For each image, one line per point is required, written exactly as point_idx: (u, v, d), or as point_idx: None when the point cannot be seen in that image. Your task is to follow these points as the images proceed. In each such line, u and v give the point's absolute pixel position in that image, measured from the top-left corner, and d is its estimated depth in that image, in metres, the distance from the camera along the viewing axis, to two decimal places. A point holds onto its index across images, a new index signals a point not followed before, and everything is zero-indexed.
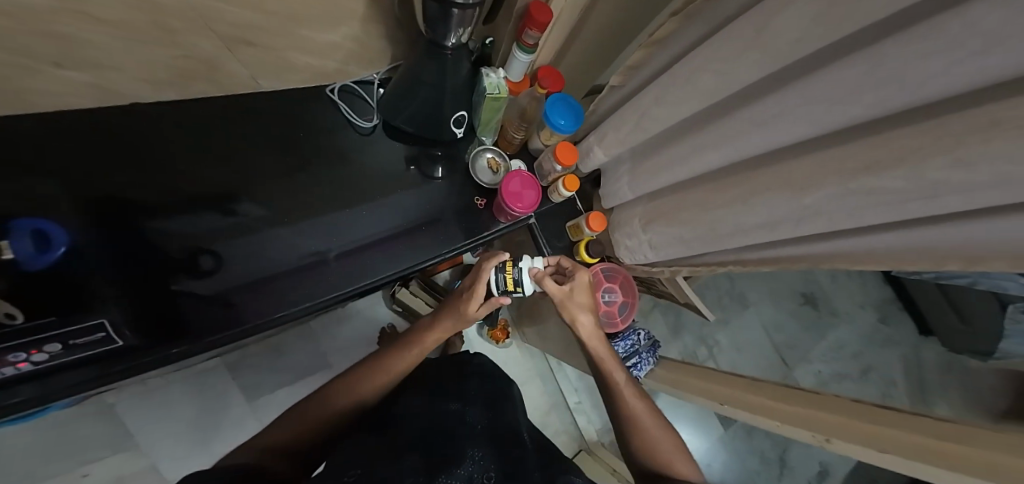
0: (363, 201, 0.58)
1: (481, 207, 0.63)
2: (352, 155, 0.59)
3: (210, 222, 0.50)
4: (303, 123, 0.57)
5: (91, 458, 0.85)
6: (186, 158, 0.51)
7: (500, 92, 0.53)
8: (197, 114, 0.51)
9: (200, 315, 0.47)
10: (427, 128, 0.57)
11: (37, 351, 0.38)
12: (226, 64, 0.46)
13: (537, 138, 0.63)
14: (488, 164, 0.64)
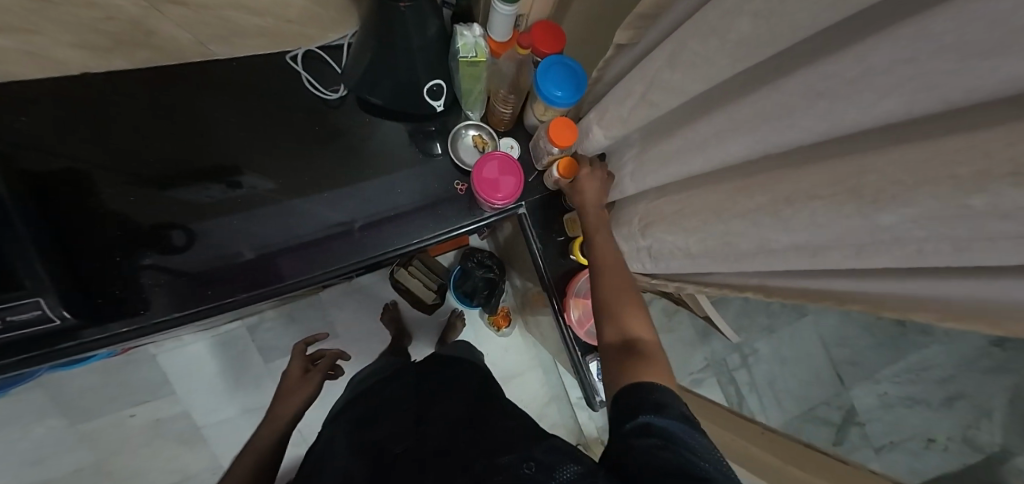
0: (374, 173, 0.54)
1: (462, 192, 0.56)
2: (350, 128, 0.54)
3: (212, 194, 0.50)
4: (271, 97, 0.53)
5: (134, 401, 0.94)
6: (181, 129, 0.50)
7: (477, 55, 0.46)
8: (189, 81, 0.51)
9: (172, 289, 0.47)
10: (400, 97, 0.51)
11: None
12: (160, 26, 0.41)
13: (530, 113, 0.54)
14: (473, 142, 0.57)
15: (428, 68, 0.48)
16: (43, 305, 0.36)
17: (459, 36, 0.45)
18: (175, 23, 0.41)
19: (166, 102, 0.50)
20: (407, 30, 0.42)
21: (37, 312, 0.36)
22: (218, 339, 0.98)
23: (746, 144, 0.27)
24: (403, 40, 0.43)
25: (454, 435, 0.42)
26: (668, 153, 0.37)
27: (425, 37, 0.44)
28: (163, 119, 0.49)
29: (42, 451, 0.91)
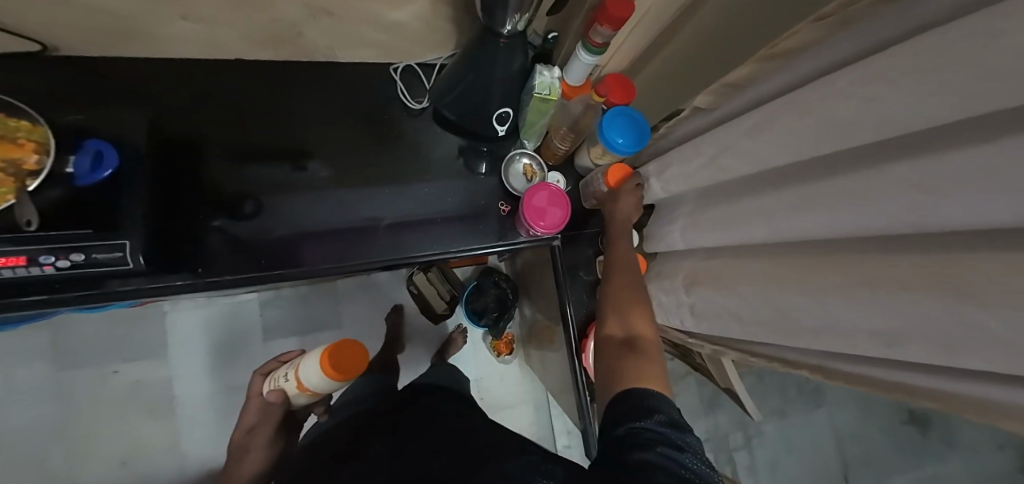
0: (422, 180, 0.57)
1: (504, 213, 0.58)
2: (415, 137, 0.58)
3: (277, 174, 0.52)
4: (355, 97, 0.57)
5: (127, 358, 0.94)
6: (273, 109, 0.54)
7: (550, 93, 0.50)
8: (289, 71, 0.55)
9: (220, 254, 0.48)
10: (471, 117, 0.55)
11: (62, 258, 0.37)
12: (307, 31, 0.46)
13: (585, 154, 0.58)
14: (523, 170, 0.60)
15: (505, 99, 0.51)
16: (126, 248, 0.40)
17: (538, 75, 0.49)
18: (312, 27, 0.46)
19: (265, 84, 0.54)
20: (495, 62, 0.45)
21: (116, 251, 0.39)
22: (229, 310, 1.00)
23: (826, 223, 0.28)
24: (489, 71, 0.47)
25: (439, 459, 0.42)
26: (731, 219, 0.39)
27: (513, 73, 0.48)
28: (258, 98, 0.53)
29: (24, 395, 0.88)
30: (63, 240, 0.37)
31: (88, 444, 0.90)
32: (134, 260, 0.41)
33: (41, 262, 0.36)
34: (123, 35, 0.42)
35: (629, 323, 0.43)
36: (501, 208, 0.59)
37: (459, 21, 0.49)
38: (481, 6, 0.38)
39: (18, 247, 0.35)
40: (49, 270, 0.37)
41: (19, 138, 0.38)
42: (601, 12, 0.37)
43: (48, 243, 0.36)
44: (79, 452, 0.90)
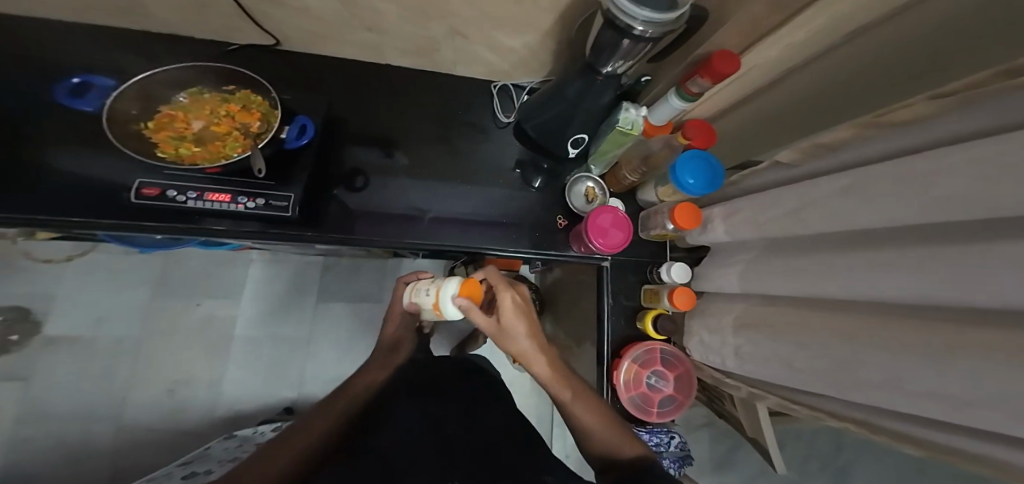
0: (481, 183, 0.62)
1: (561, 227, 0.62)
2: (484, 144, 0.64)
3: (368, 158, 0.59)
4: (454, 104, 0.65)
5: (207, 294, 1.09)
6: (381, 105, 0.62)
7: (632, 128, 0.53)
8: (404, 77, 0.64)
9: (338, 215, 0.55)
10: (547, 139, 0.59)
11: (250, 199, 0.49)
12: (441, 47, 0.57)
13: (650, 189, 0.61)
14: (585, 192, 0.63)
15: (584, 127, 0.56)
16: (292, 199, 0.50)
17: (624, 110, 0.52)
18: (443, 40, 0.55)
19: (381, 85, 0.63)
20: (587, 95, 0.51)
21: (280, 202, 0.49)
22: (292, 271, 1.13)
23: (884, 279, 0.31)
24: (579, 101, 0.52)
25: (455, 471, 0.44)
26: (791, 266, 0.42)
27: (602, 106, 0.53)
28: (372, 94, 0.62)
29: (115, 309, 1.03)
30: (253, 187, 0.49)
31: (154, 362, 1.03)
32: (290, 211, 0.50)
33: (238, 200, 0.48)
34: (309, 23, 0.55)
35: (599, 438, 0.48)
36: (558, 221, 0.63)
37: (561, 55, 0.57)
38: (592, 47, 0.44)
39: (227, 189, 0.48)
40: (241, 208, 0.48)
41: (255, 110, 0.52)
42: (706, 66, 0.42)
43: (246, 188, 0.49)
44: (144, 370, 1.03)
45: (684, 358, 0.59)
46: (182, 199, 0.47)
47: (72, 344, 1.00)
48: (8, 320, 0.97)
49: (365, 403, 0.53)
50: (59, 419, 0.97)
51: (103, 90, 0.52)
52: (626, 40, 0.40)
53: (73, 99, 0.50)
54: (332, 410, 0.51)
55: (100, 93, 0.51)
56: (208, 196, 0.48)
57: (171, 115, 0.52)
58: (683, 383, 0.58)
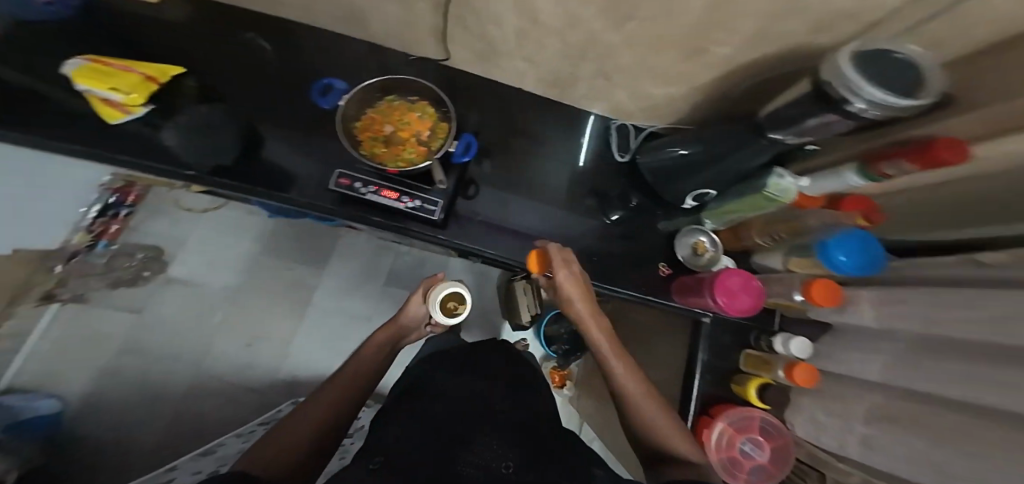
0: (554, 205, 0.71)
1: (665, 274, 0.68)
2: (567, 169, 0.73)
3: (472, 170, 0.70)
4: (566, 132, 0.73)
5: (298, 260, 1.27)
6: (496, 127, 0.72)
7: (781, 197, 0.48)
8: (524, 102, 0.73)
9: (459, 220, 0.66)
10: (663, 182, 0.63)
11: (409, 200, 0.60)
12: (581, 88, 0.64)
13: (779, 256, 0.62)
14: (696, 243, 0.67)
15: (715, 180, 0.55)
16: (439, 204, 0.61)
17: (776, 177, 0.47)
18: (588, 84, 0.61)
19: (505, 105, 0.73)
20: (737, 150, 0.48)
21: (434, 208, 0.61)
22: (373, 249, 1.31)
23: (1006, 393, 0.32)
24: (724, 154, 0.50)
25: (520, 445, 0.47)
26: (926, 361, 0.42)
27: (748, 165, 0.49)
28: (495, 114, 0.72)
29: (229, 260, 1.22)
30: (409, 187, 0.61)
31: (245, 313, 1.21)
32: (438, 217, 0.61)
33: (401, 199, 0.60)
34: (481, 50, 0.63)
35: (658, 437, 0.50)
36: (660, 268, 0.69)
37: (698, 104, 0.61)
38: (780, 107, 0.40)
39: (394, 186, 0.60)
40: (402, 204, 0.60)
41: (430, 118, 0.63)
42: (915, 152, 0.34)
43: (405, 187, 0.61)
44: (236, 315, 1.20)
45: (783, 433, 0.65)
46: (361, 190, 0.59)
47: (190, 286, 1.18)
48: (146, 257, 1.16)
49: (365, 385, 0.68)
50: (167, 348, 1.15)
51: (339, 92, 0.64)
52: (812, 118, 0.37)
53: (322, 100, 0.64)
54: (338, 387, 0.65)
55: (337, 94, 0.64)
56: (381, 192, 0.60)
57: (371, 117, 0.62)
58: (779, 455, 0.65)
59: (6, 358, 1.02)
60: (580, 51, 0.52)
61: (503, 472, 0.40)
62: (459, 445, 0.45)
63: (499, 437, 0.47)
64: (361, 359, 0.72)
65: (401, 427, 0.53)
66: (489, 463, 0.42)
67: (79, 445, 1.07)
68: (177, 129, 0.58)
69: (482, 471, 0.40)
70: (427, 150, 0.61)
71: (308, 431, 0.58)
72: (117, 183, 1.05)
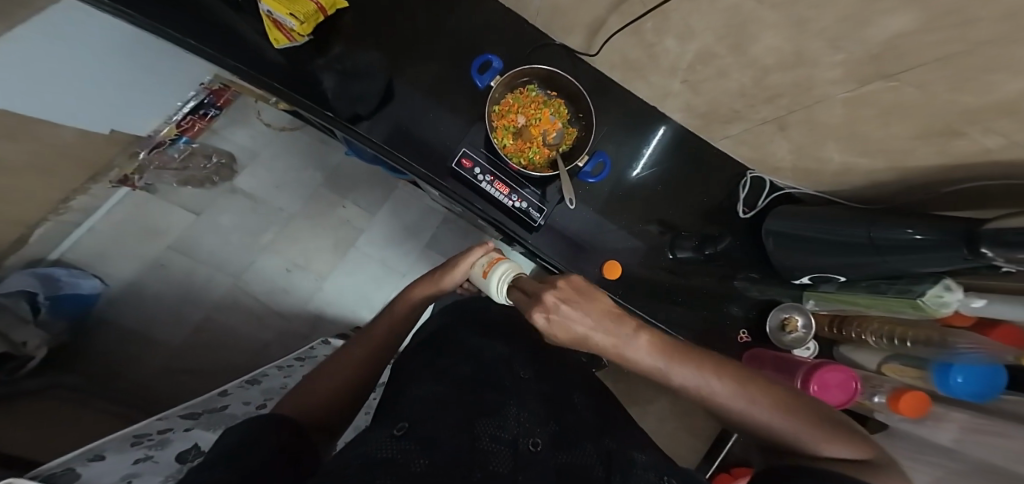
0: (623, 236, 0.88)
1: (743, 339, 0.89)
2: (663, 208, 0.90)
3: (588, 200, 0.87)
4: (688, 180, 0.90)
5: (352, 200, 1.26)
6: (615, 149, 0.88)
7: (936, 305, 0.57)
8: (661, 147, 0.89)
9: (549, 231, 0.85)
10: (818, 244, 0.70)
11: (514, 198, 0.77)
12: (766, 108, 0.65)
13: (875, 352, 0.76)
14: (788, 323, 0.82)
15: (870, 274, 0.65)
16: (536, 206, 0.79)
17: (939, 289, 0.56)
18: (796, 112, 0.62)
19: (645, 145, 0.89)
20: (899, 254, 0.56)
21: (536, 214, 0.79)
22: (419, 210, 1.30)
23: None
24: (886, 257, 0.58)
25: (545, 422, 0.45)
26: None
27: (927, 260, 0.53)
28: (634, 148, 0.89)
29: (295, 185, 1.23)
30: (512, 181, 0.78)
31: (293, 238, 1.22)
32: (537, 222, 0.80)
33: (509, 196, 0.77)
34: (683, 63, 0.67)
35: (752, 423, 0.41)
36: (740, 334, 0.89)
37: (878, 178, 0.63)
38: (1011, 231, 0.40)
39: (508, 182, 0.77)
40: (512, 201, 0.77)
41: (555, 119, 0.77)
42: None
43: (511, 182, 0.77)
44: (286, 239, 1.22)
45: None
46: (478, 178, 0.76)
47: (251, 201, 1.20)
48: (220, 162, 1.18)
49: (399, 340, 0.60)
50: (218, 256, 1.18)
51: (494, 70, 0.76)
52: None
53: (478, 76, 0.77)
54: (371, 343, 0.57)
55: (491, 73, 0.76)
56: (494, 183, 0.77)
57: (510, 103, 0.76)
58: None
59: (68, 227, 1.04)
60: (811, 77, 0.53)
61: (531, 451, 0.38)
62: (484, 413, 0.41)
63: (524, 410, 0.44)
64: (390, 315, 0.61)
65: (421, 387, 0.48)
66: (516, 437, 0.39)
67: (111, 327, 1.10)
68: (336, 74, 0.74)
69: (509, 448, 0.37)
70: (550, 155, 0.78)
71: (334, 387, 0.52)
72: (215, 84, 1.10)
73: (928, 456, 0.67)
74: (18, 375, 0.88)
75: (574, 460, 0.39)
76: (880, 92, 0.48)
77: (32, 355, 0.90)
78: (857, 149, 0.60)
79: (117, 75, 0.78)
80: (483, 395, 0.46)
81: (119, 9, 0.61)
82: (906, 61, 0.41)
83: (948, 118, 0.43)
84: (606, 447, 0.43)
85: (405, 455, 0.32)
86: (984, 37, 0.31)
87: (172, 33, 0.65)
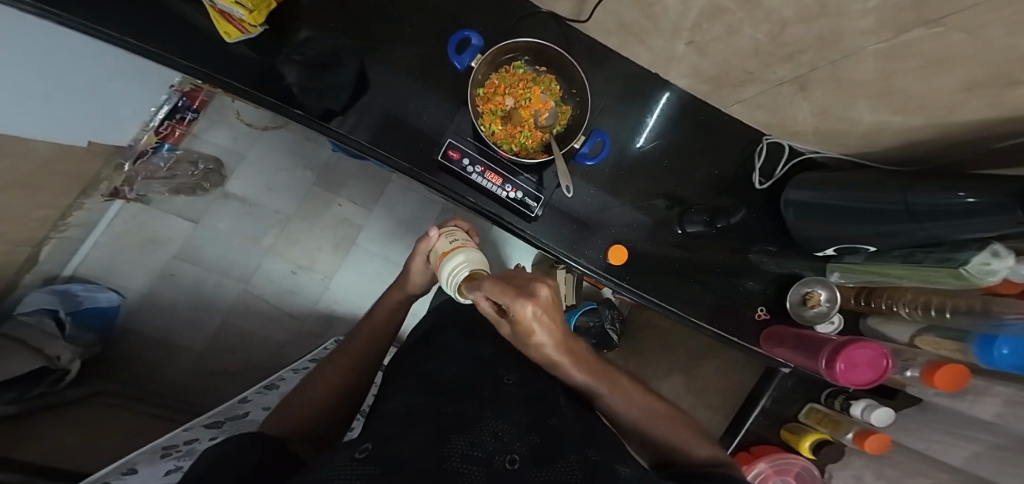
0: (631, 217, 0.83)
1: (759, 316, 0.85)
2: (672, 183, 0.84)
3: (587, 182, 0.81)
4: (699, 151, 0.83)
5: (348, 197, 1.23)
6: (617, 122, 0.82)
7: (979, 273, 0.51)
8: (667, 117, 0.82)
9: (551, 218, 0.80)
10: (846, 213, 0.63)
11: (511, 189, 0.73)
12: (784, 66, 0.58)
13: (906, 325, 0.72)
14: (807, 295, 0.77)
15: (904, 242, 0.59)
16: (534, 195, 0.75)
17: (982, 257, 0.50)
18: (819, 67, 0.55)
19: (650, 117, 0.82)
20: (941, 221, 0.50)
21: (533, 203, 0.75)
22: (418, 200, 1.26)
23: None
24: (923, 223, 0.52)
25: (526, 436, 0.39)
26: None
27: (975, 225, 0.46)
28: (638, 121, 0.82)
29: (288, 185, 1.21)
30: (506, 171, 0.73)
31: (294, 238, 1.21)
32: (534, 212, 0.76)
33: (503, 189, 0.73)
34: (687, 22, 0.60)
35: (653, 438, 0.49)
36: (757, 312, 0.85)
37: (914, 137, 0.57)
38: None
39: (501, 173, 0.73)
40: (506, 194, 0.73)
41: (543, 98, 0.70)
42: None
43: (504, 173, 0.73)
44: (288, 240, 1.21)
45: (790, 464, 0.82)
46: (469, 170, 0.72)
47: (245, 204, 1.18)
48: (207, 168, 1.14)
49: (381, 352, 0.60)
50: (223, 261, 1.18)
51: (474, 48, 0.70)
52: None
53: (458, 56, 0.71)
54: (355, 351, 0.57)
55: (472, 52, 0.71)
56: (486, 174, 0.72)
57: (496, 85, 0.70)
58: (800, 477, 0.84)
59: (72, 244, 1.03)
60: (836, 27, 0.46)
61: (508, 468, 0.33)
62: (461, 430, 0.37)
63: (503, 423, 0.40)
64: (371, 324, 0.61)
65: (408, 396, 0.45)
66: (490, 454, 0.34)
67: (130, 337, 1.10)
68: (301, 67, 0.68)
69: (482, 466, 0.32)
70: (544, 138, 0.72)
71: (323, 399, 0.51)
72: (186, 85, 1.04)
73: (964, 434, 0.63)
74: (59, 387, 0.89)
75: (557, 476, 0.33)
76: (920, 42, 0.41)
77: (66, 369, 0.91)
78: (891, 106, 0.53)
79: (71, 80, 0.73)
80: (462, 406, 0.42)
81: (44, 10, 0.55)
82: (956, 1, 0.34)
83: (1002, 69, 0.37)
84: (593, 459, 0.37)
85: (367, 480, 0.27)
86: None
87: (106, 32, 0.59)
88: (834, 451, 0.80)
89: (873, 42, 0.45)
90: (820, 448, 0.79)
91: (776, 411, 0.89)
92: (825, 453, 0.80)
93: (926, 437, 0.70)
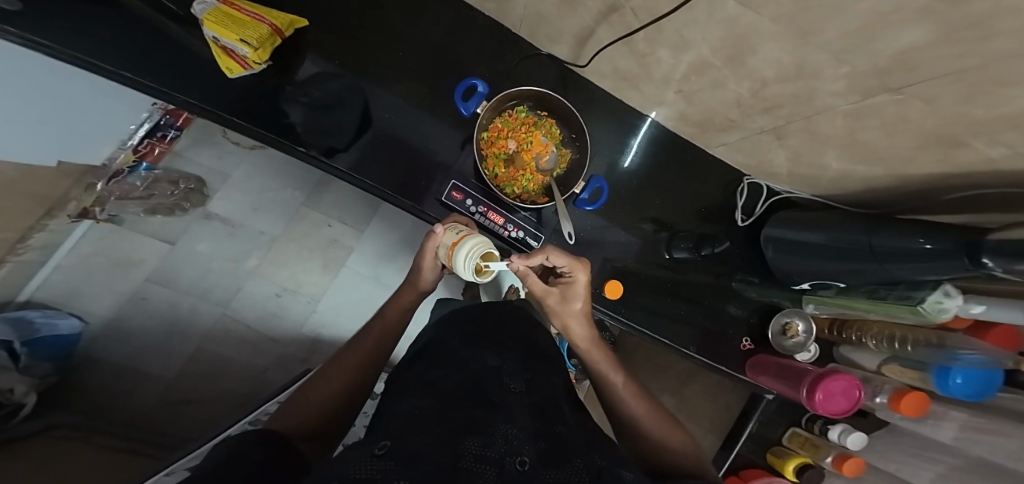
0: (623, 249, 0.86)
1: (744, 347, 0.88)
2: (661, 216, 0.88)
3: (582, 215, 0.84)
4: (685, 186, 0.88)
5: (337, 219, 1.22)
6: (610, 158, 0.85)
7: (937, 311, 0.57)
8: (656, 153, 0.87)
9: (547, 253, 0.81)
10: (820, 252, 0.68)
11: (512, 230, 0.75)
12: (764, 118, 0.63)
13: (874, 358, 0.76)
14: (785, 327, 0.82)
15: (870, 280, 0.64)
16: (536, 238, 0.77)
17: (939, 296, 0.56)
18: (794, 121, 0.60)
19: (640, 155, 0.86)
20: (899, 262, 0.55)
21: (533, 242, 0.77)
22: (409, 223, 1.25)
23: None
24: (884, 263, 0.57)
25: (534, 441, 0.40)
26: None
27: (928, 270, 0.52)
28: (630, 157, 0.86)
29: (275, 206, 1.18)
30: (508, 212, 0.75)
31: (280, 259, 1.18)
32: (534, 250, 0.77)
33: (505, 230, 0.74)
34: (677, 74, 0.64)
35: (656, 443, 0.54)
36: (742, 342, 0.88)
37: (880, 185, 0.62)
38: None
39: (503, 216, 0.74)
40: (507, 235, 0.74)
41: (545, 142, 0.73)
42: None
43: (507, 215, 0.75)
44: (272, 260, 1.17)
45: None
46: (471, 210, 0.73)
47: (228, 226, 1.15)
48: (188, 187, 1.11)
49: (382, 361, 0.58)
50: (202, 283, 1.13)
51: (480, 96, 0.72)
52: None
53: (464, 103, 0.73)
54: (358, 356, 0.56)
55: (477, 99, 0.72)
56: (488, 215, 0.74)
57: (499, 129, 0.72)
58: None
59: (32, 267, 0.96)
60: (809, 89, 0.51)
61: (518, 470, 0.33)
62: (472, 432, 0.37)
63: (512, 427, 0.40)
64: (375, 331, 0.60)
65: (413, 403, 0.44)
66: (501, 456, 0.35)
67: (94, 364, 1.04)
68: (304, 108, 0.68)
69: (494, 466, 0.33)
70: (545, 181, 0.74)
71: (321, 404, 0.49)
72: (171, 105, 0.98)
73: (931, 455, 0.68)
74: (11, 424, 0.82)
75: (563, 477, 0.34)
76: (883, 105, 0.46)
77: (21, 404, 0.84)
78: (858, 158, 0.59)
79: (48, 100, 0.69)
80: (473, 411, 0.41)
81: (30, 41, 0.53)
82: (916, 76, 0.39)
83: (955, 131, 0.42)
84: (597, 463, 0.38)
85: (384, 475, 0.27)
86: (1001, 54, 0.30)
87: (101, 65, 0.58)
88: (816, 474, 0.83)
89: (843, 103, 0.50)
90: (803, 471, 0.83)
91: (758, 433, 0.93)
92: (808, 476, 0.83)
93: (898, 459, 0.74)
